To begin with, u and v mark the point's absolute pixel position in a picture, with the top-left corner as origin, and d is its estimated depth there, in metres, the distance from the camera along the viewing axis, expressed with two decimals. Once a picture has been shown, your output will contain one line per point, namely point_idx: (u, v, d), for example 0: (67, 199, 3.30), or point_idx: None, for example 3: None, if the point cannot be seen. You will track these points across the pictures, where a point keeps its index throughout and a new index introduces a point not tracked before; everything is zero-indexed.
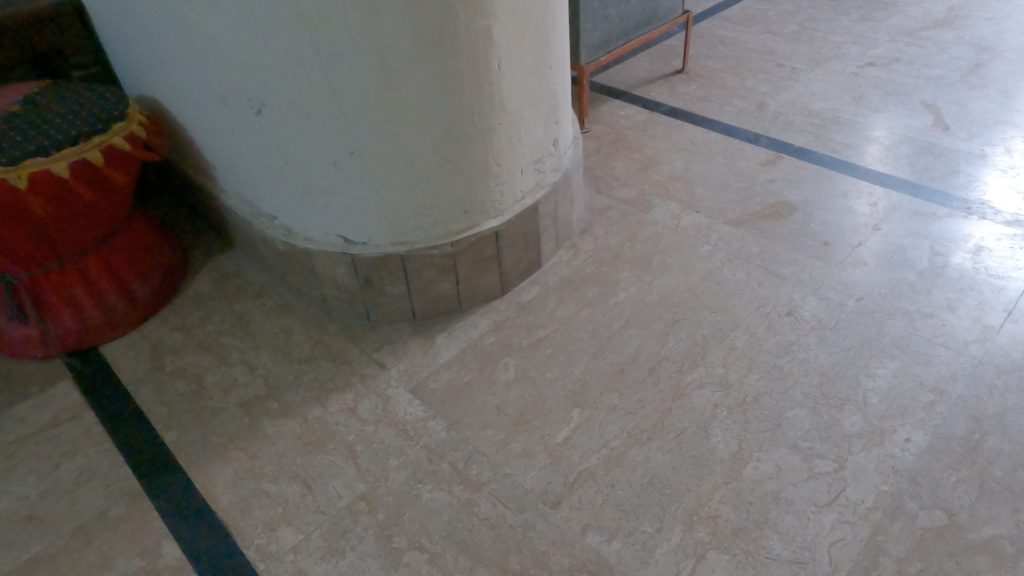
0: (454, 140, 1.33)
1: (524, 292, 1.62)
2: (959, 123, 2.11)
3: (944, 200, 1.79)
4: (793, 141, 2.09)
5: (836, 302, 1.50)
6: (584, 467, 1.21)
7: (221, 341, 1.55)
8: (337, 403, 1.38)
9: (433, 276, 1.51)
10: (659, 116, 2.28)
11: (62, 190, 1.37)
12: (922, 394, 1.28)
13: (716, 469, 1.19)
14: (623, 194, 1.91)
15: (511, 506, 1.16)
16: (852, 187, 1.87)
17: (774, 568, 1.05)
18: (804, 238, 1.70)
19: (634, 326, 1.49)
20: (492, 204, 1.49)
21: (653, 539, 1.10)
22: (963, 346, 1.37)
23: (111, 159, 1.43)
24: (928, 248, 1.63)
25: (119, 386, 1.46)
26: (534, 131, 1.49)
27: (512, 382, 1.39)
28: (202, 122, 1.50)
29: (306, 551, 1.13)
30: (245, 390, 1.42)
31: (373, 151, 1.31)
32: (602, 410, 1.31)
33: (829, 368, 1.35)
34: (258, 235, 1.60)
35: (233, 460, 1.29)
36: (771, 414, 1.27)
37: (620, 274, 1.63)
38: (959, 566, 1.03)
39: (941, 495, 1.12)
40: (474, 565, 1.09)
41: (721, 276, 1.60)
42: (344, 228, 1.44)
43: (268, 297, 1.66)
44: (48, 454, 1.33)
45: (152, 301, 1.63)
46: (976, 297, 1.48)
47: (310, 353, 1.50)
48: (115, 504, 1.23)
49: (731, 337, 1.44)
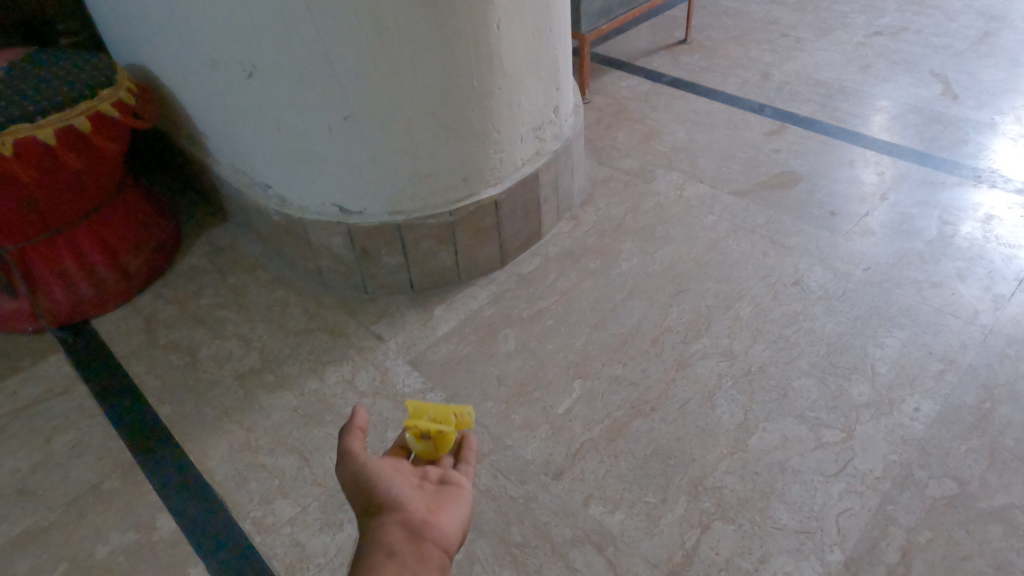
0: (452, 104, 1.29)
1: (525, 264, 1.59)
2: (968, 91, 2.06)
3: (952, 169, 1.75)
4: (799, 111, 2.05)
5: (843, 271, 1.47)
6: (587, 437, 1.19)
7: (216, 314, 1.52)
8: (335, 375, 1.35)
9: (431, 246, 1.47)
10: (661, 87, 2.23)
11: (48, 158, 1.33)
12: (931, 363, 1.26)
13: (722, 440, 1.16)
14: (625, 165, 1.87)
15: (512, 477, 1.14)
16: (858, 156, 1.83)
17: (781, 539, 1.02)
18: (809, 208, 1.66)
19: (637, 297, 1.46)
20: (491, 171, 1.45)
21: (658, 510, 1.08)
22: (974, 315, 1.34)
23: (99, 127, 1.39)
24: (936, 218, 1.59)
25: (112, 359, 1.44)
26: (534, 96, 1.44)
27: (513, 353, 1.36)
28: (193, 88, 1.45)
29: (303, 523, 1.11)
30: (241, 363, 1.39)
31: (369, 116, 1.26)
32: (604, 381, 1.29)
33: (837, 338, 1.32)
34: (252, 206, 1.57)
35: (229, 433, 1.26)
36: (777, 384, 1.25)
37: (622, 245, 1.60)
38: (970, 535, 1.00)
39: (951, 465, 1.09)
40: (475, 537, 1.06)
41: (725, 246, 1.57)
42: (340, 196, 1.40)
43: (262, 269, 1.62)
44: (40, 428, 1.30)
45: (145, 274, 1.59)
46: (987, 266, 1.45)
47: (307, 326, 1.47)
48: (108, 477, 1.21)
49: (736, 308, 1.41)
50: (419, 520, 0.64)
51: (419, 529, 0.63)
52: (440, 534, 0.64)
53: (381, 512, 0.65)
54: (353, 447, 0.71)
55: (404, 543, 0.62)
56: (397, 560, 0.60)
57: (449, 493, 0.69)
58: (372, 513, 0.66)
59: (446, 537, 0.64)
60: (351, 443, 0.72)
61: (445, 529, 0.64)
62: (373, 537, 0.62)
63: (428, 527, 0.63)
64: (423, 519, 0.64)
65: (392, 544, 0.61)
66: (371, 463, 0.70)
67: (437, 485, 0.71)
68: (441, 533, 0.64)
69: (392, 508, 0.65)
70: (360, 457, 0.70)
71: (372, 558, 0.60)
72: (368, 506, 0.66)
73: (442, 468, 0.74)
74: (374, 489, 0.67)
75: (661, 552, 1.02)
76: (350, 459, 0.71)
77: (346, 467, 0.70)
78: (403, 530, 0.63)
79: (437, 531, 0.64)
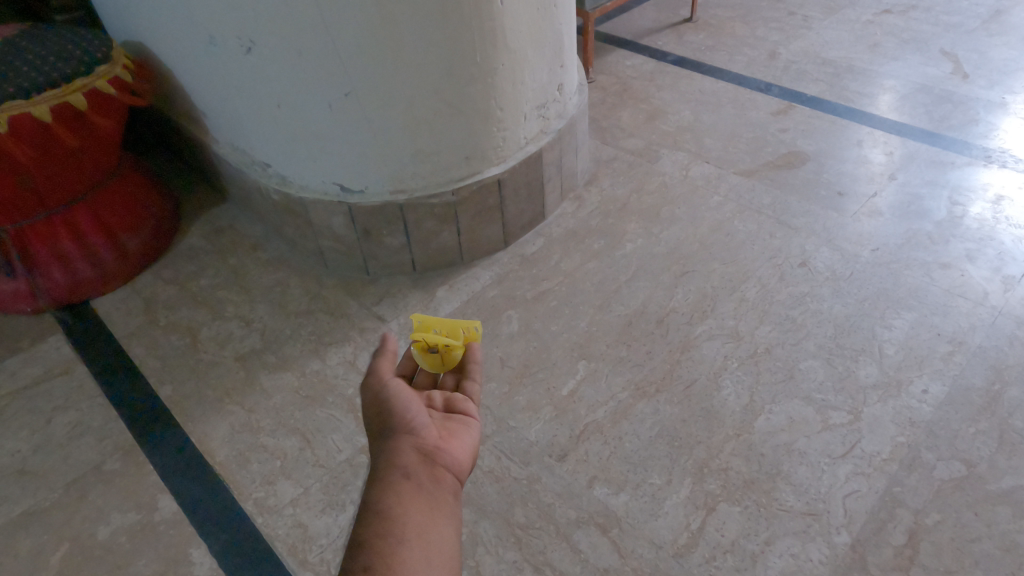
0: (454, 81, 1.27)
1: (528, 245, 1.57)
2: (979, 71, 2.03)
3: (962, 149, 1.73)
4: (806, 90, 2.01)
5: (850, 253, 1.45)
6: (591, 419, 1.18)
7: (216, 295, 1.50)
8: (336, 356, 1.34)
9: (433, 226, 1.45)
10: (666, 66, 2.19)
11: (43, 135, 1.30)
12: (940, 345, 1.24)
13: (727, 422, 1.15)
14: (630, 145, 1.85)
15: (516, 459, 1.13)
16: (866, 136, 1.80)
17: (787, 521, 1.01)
18: (816, 188, 1.64)
19: (641, 279, 1.44)
20: (494, 150, 1.43)
21: (663, 491, 1.07)
22: (983, 297, 1.32)
23: (96, 103, 1.37)
24: (946, 198, 1.57)
25: (112, 340, 1.42)
26: (538, 73, 1.42)
27: (516, 334, 1.34)
28: (190, 65, 1.42)
29: (305, 504, 1.10)
30: (241, 344, 1.38)
31: (370, 92, 1.24)
32: (608, 362, 1.27)
33: (844, 319, 1.30)
34: (252, 185, 1.55)
35: (230, 414, 1.25)
36: (784, 366, 1.23)
37: (627, 226, 1.58)
38: (978, 518, 0.99)
39: (959, 447, 1.08)
40: (479, 519, 1.05)
41: (731, 227, 1.55)
42: (340, 175, 1.38)
43: (263, 250, 1.60)
44: (40, 408, 1.29)
45: (144, 254, 1.57)
46: (996, 248, 1.43)
47: (308, 307, 1.46)
48: (109, 458, 1.20)
49: (742, 289, 1.39)
50: (432, 446, 0.64)
51: (434, 455, 0.63)
52: (452, 462, 0.64)
53: (395, 437, 0.64)
54: (380, 370, 0.72)
55: (419, 464, 0.62)
56: (414, 481, 0.59)
57: (458, 423, 0.70)
58: (384, 435, 0.66)
59: (456, 464, 0.64)
60: (380, 363, 0.73)
61: (456, 457, 0.65)
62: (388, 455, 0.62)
63: (441, 453, 0.64)
64: (436, 446, 0.64)
65: (408, 467, 0.61)
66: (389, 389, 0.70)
67: (445, 415, 0.71)
68: (452, 461, 0.64)
69: (406, 433, 0.65)
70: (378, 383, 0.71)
71: (388, 476, 0.59)
72: (382, 429, 0.66)
73: (447, 399, 0.74)
74: (388, 412, 0.67)
75: (666, 534, 1.01)
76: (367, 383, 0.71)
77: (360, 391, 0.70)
78: (418, 453, 0.62)
79: (448, 459, 0.64)
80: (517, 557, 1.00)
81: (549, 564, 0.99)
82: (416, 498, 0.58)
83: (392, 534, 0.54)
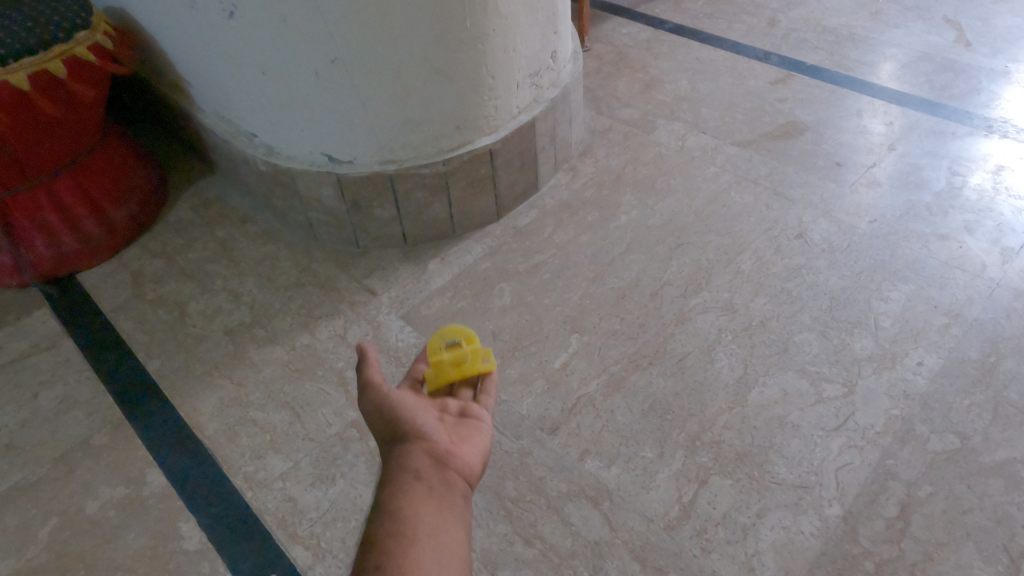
0: (444, 48, 1.23)
1: (521, 217, 1.54)
2: (982, 38, 1.99)
3: (964, 119, 1.70)
4: (806, 59, 1.97)
5: (847, 224, 1.43)
6: (583, 392, 1.17)
7: (204, 268, 1.48)
8: (326, 330, 1.32)
9: (424, 198, 1.43)
10: (663, 34, 2.15)
11: (21, 104, 1.27)
12: (936, 317, 1.23)
13: (721, 395, 1.14)
14: (625, 115, 1.81)
15: (507, 432, 1.12)
16: (866, 106, 1.77)
17: (778, 493, 1.01)
18: (815, 158, 1.61)
19: (636, 251, 1.42)
20: (486, 119, 1.39)
21: (655, 465, 1.06)
22: (982, 269, 1.31)
23: (76, 71, 1.33)
24: (946, 169, 1.55)
25: (99, 314, 1.40)
26: (531, 40, 1.38)
27: (508, 307, 1.33)
28: (173, 31, 1.38)
29: (295, 478, 1.09)
30: (230, 318, 1.36)
31: (357, 59, 1.20)
32: (601, 335, 1.26)
33: (840, 292, 1.29)
34: (239, 156, 1.51)
35: (219, 388, 1.24)
36: (778, 339, 1.22)
37: (621, 197, 1.56)
38: (970, 490, 0.99)
39: (953, 419, 1.07)
40: (469, 492, 1.04)
41: (727, 198, 1.53)
42: (329, 145, 1.35)
43: (251, 223, 1.58)
44: (27, 382, 1.28)
45: (130, 227, 1.54)
46: (996, 219, 1.41)
47: (298, 280, 1.44)
48: (97, 433, 1.19)
49: (737, 261, 1.37)
50: (443, 451, 0.62)
51: (445, 458, 0.61)
52: (462, 467, 0.62)
53: (404, 444, 0.62)
54: (372, 378, 0.70)
55: (429, 468, 0.60)
56: (425, 485, 0.58)
57: (471, 428, 0.68)
58: (392, 444, 0.64)
59: (468, 469, 0.62)
60: (372, 374, 0.71)
61: (469, 463, 0.62)
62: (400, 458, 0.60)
63: (452, 457, 0.62)
64: (448, 451, 0.62)
65: (419, 470, 0.59)
66: (401, 398, 0.68)
67: (458, 420, 0.69)
68: (464, 466, 0.62)
69: (415, 438, 0.63)
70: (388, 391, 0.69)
71: (400, 478, 0.58)
72: (391, 436, 0.65)
73: (460, 407, 0.72)
74: (395, 420, 0.65)
75: (657, 507, 1.01)
76: (374, 392, 0.69)
77: (369, 398, 0.69)
78: (428, 457, 0.60)
79: (460, 463, 0.62)
80: (508, 530, 1.00)
81: (540, 537, 0.99)
82: (428, 501, 0.56)
83: (404, 533, 0.53)
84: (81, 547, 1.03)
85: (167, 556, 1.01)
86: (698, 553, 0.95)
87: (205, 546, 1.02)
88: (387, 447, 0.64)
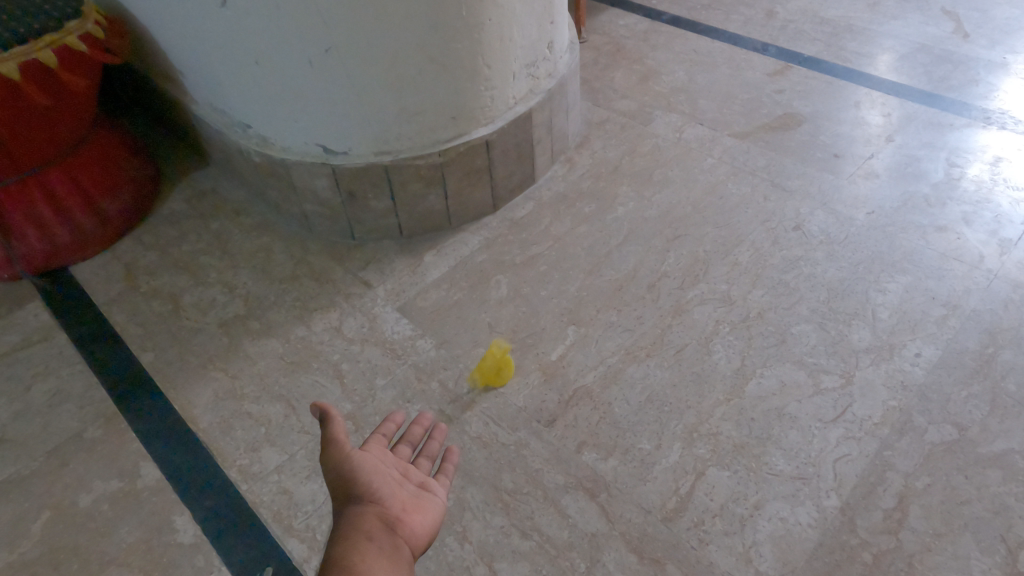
0: (439, 38, 1.22)
1: (518, 208, 1.53)
2: (980, 30, 1.98)
3: (962, 110, 1.69)
4: (804, 50, 1.96)
5: (845, 216, 1.43)
6: (580, 384, 1.16)
7: (198, 261, 1.47)
8: (322, 322, 1.31)
9: (420, 189, 1.41)
10: (661, 26, 2.13)
11: (12, 94, 1.25)
12: (934, 308, 1.22)
13: (718, 386, 1.14)
14: (622, 106, 1.80)
15: (504, 424, 1.11)
16: (864, 97, 1.76)
17: (776, 485, 1.01)
18: (812, 150, 1.61)
19: (633, 243, 1.41)
20: (482, 110, 1.38)
21: (652, 456, 1.05)
22: (979, 261, 1.30)
23: (67, 61, 1.31)
24: (943, 160, 1.54)
25: (92, 307, 1.39)
26: (527, 29, 1.37)
27: (504, 300, 1.32)
28: (165, 20, 1.36)
29: (290, 471, 1.09)
30: (224, 310, 1.35)
31: (352, 48, 1.19)
32: (598, 327, 1.25)
33: (837, 284, 1.28)
34: (233, 147, 1.50)
35: (213, 380, 1.23)
36: (776, 330, 1.21)
37: (618, 189, 1.55)
38: (968, 481, 0.99)
39: (951, 410, 1.07)
40: (466, 485, 1.04)
41: (725, 189, 1.52)
42: (323, 136, 1.34)
43: (246, 215, 1.57)
44: (19, 375, 1.26)
45: (123, 219, 1.53)
46: (994, 210, 1.40)
47: (293, 272, 1.43)
48: (90, 426, 1.18)
49: (734, 253, 1.37)
50: (394, 517, 0.72)
51: (394, 524, 0.72)
52: (411, 534, 0.72)
53: (360, 505, 0.72)
54: (334, 433, 0.75)
55: (380, 531, 0.70)
56: (375, 545, 0.68)
57: (424, 494, 0.78)
58: (348, 501, 0.73)
59: (416, 536, 0.72)
60: (333, 429, 0.75)
61: (418, 529, 0.73)
62: (354, 519, 0.70)
63: (402, 524, 0.72)
64: (399, 518, 0.73)
65: (371, 532, 0.69)
66: (361, 455, 0.77)
67: (414, 484, 0.79)
68: (412, 532, 0.72)
69: (372, 501, 0.73)
70: (347, 447, 0.75)
71: (353, 539, 0.68)
72: (347, 493, 0.74)
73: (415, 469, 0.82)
74: (353, 479, 0.74)
75: (654, 499, 1.00)
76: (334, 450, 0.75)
77: (328, 455, 0.75)
78: (380, 522, 0.71)
79: (410, 530, 0.72)
80: (504, 522, 0.99)
81: (537, 529, 0.98)
82: (378, 562, 0.67)
83: None
84: (74, 540, 1.02)
85: (161, 549, 1.01)
86: (695, 544, 0.95)
87: (199, 539, 1.02)
88: (343, 501, 0.74)
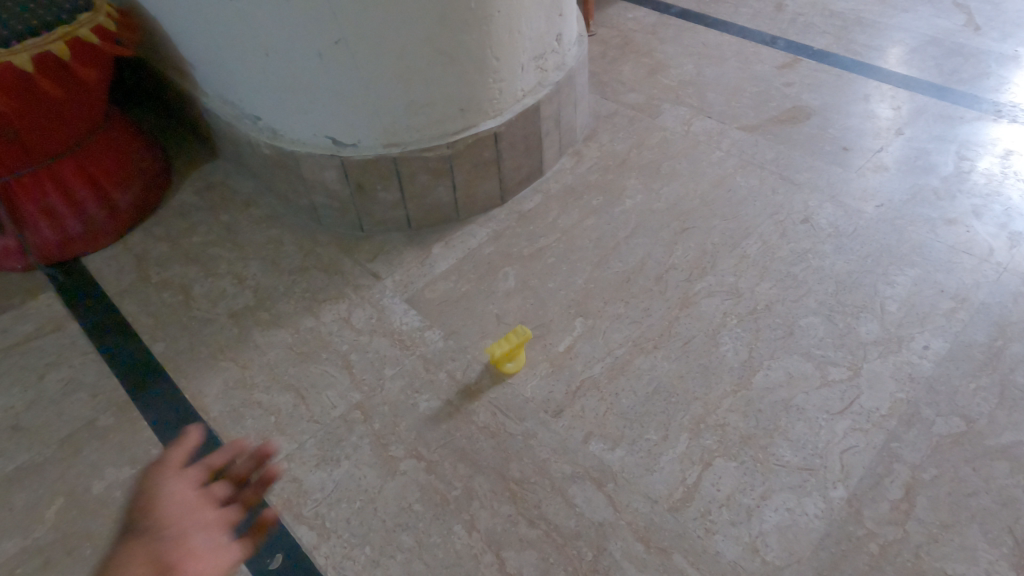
0: (448, 29, 1.22)
1: (526, 201, 1.54)
2: (992, 23, 1.97)
3: (972, 103, 1.68)
4: (813, 43, 1.96)
5: (854, 208, 1.42)
6: (587, 375, 1.17)
7: (208, 252, 1.48)
8: (330, 313, 1.32)
9: (428, 180, 1.42)
10: (669, 19, 2.13)
11: (26, 86, 1.26)
12: (943, 301, 1.22)
13: (726, 377, 1.14)
14: (631, 100, 1.80)
15: (511, 414, 1.12)
16: (873, 90, 1.76)
17: (783, 476, 1.01)
18: (821, 143, 1.60)
19: (640, 235, 1.41)
20: (490, 102, 1.39)
21: (659, 447, 1.06)
22: (989, 253, 1.30)
23: (79, 53, 1.32)
24: (953, 153, 1.54)
25: (104, 297, 1.41)
26: (536, 21, 1.37)
27: (512, 291, 1.33)
28: (175, 13, 1.37)
29: (300, 459, 1.10)
30: (234, 301, 1.36)
31: (361, 40, 1.19)
32: (605, 319, 1.26)
33: (845, 276, 1.28)
34: (243, 140, 1.51)
35: (224, 370, 1.24)
36: (783, 323, 1.21)
37: (626, 181, 1.55)
38: (976, 473, 0.99)
39: (959, 403, 1.07)
40: (474, 474, 1.05)
41: (733, 182, 1.52)
42: (332, 127, 1.34)
43: (256, 207, 1.58)
44: (32, 364, 1.28)
45: (134, 211, 1.54)
46: (1004, 203, 1.40)
47: (302, 264, 1.43)
48: (102, 414, 1.19)
49: (742, 246, 1.37)
50: (173, 559, 0.74)
51: (169, 566, 0.73)
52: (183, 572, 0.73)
53: (135, 546, 0.75)
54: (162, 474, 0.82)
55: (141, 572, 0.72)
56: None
57: (211, 541, 0.80)
58: (129, 539, 0.76)
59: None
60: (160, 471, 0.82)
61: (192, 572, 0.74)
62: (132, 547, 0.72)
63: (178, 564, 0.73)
64: (176, 559, 0.74)
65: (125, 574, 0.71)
66: (176, 495, 0.81)
67: (206, 531, 0.81)
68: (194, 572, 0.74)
69: (144, 540, 0.76)
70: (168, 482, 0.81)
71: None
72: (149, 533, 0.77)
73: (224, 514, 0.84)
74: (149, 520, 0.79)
75: (661, 489, 1.01)
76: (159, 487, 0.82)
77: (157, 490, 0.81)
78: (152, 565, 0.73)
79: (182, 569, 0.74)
80: (512, 511, 1.00)
81: (544, 518, 0.99)
82: None
83: None
84: (88, 526, 1.04)
85: None
86: (702, 534, 0.96)
87: None
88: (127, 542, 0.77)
